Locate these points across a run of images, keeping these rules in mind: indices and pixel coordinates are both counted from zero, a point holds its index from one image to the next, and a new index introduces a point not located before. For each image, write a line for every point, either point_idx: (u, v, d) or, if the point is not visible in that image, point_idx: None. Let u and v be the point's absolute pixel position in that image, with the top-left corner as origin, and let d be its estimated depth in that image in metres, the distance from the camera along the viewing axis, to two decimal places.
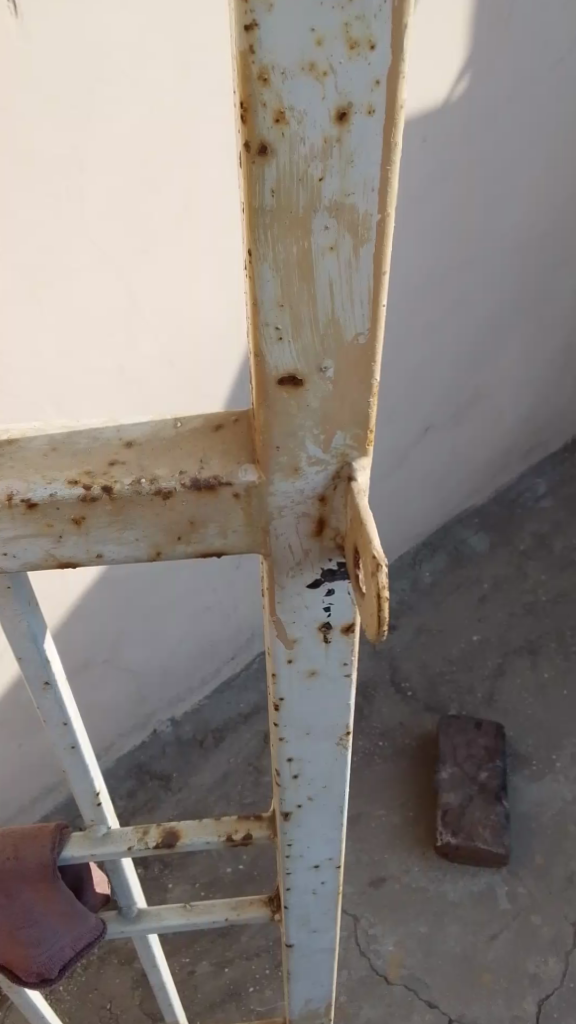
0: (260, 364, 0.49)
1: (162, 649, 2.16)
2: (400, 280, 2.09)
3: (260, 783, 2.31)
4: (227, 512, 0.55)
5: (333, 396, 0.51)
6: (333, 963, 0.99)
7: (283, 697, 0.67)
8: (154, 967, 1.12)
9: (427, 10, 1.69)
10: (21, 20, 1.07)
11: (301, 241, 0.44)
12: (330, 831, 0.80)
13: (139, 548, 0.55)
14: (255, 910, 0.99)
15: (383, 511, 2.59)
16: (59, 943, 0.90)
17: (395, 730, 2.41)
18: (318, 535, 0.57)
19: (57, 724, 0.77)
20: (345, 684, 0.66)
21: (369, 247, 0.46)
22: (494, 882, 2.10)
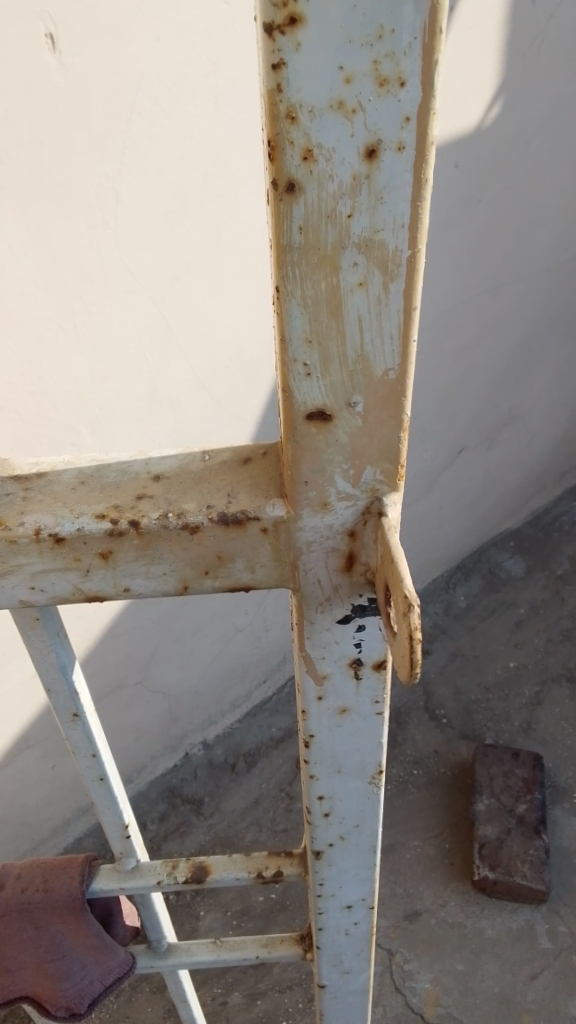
0: (288, 400, 0.49)
1: (193, 672, 2.15)
2: (433, 302, 2.08)
3: (293, 810, 2.29)
4: (255, 547, 0.54)
5: (362, 431, 0.50)
6: (367, 1004, 0.97)
7: (313, 733, 0.65)
8: (184, 1001, 1.11)
9: (458, 34, 1.70)
10: (57, 54, 1.10)
11: (329, 277, 0.44)
12: (362, 870, 0.78)
13: (167, 582, 0.55)
14: (287, 948, 0.97)
15: (416, 534, 2.57)
16: (88, 976, 0.89)
17: (429, 758, 2.37)
18: (348, 570, 0.56)
19: (85, 754, 0.76)
20: (377, 721, 0.65)
21: (398, 283, 0.45)
22: (534, 919, 2.05)
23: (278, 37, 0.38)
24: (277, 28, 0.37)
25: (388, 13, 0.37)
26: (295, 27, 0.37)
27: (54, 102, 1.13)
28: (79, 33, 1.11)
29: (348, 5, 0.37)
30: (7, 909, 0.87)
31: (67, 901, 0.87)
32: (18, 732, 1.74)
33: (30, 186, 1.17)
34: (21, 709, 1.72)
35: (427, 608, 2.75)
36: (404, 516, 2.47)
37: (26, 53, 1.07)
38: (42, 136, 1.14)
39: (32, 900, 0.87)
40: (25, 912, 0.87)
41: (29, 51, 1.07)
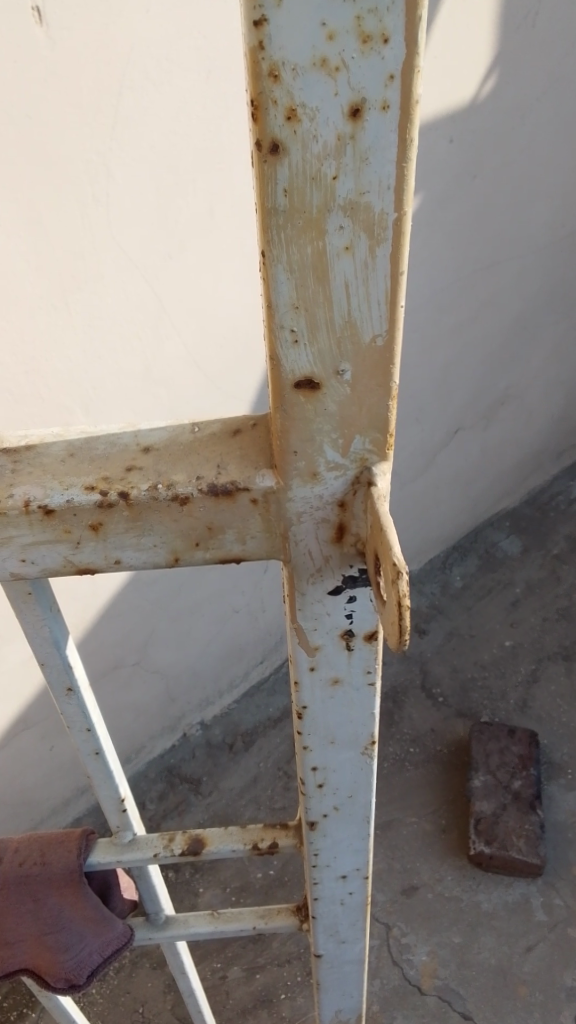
0: (276, 367, 0.49)
1: (190, 652, 2.16)
2: (427, 280, 2.07)
3: (290, 788, 2.30)
4: (245, 517, 0.54)
5: (351, 399, 0.50)
6: (363, 974, 0.98)
7: (306, 705, 0.66)
8: (182, 974, 1.12)
9: (451, 8, 1.68)
10: (45, 28, 1.09)
11: (315, 241, 0.44)
12: (357, 841, 0.79)
13: (158, 554, 0.55)
14: (284, 919, 0.98)
15: (412, 513, 2.57)
16: (87, 949, 0.90)
17: (426, 736, 2.39)
18: (338, 541, 0.56)
19: (80, 729, 0.77)
20: (370, 692, 0.65)
21: (385, 248, 0.45)
22: (530, 893, 2.07)
23: None
24: None
25: None
26: None
27: (43, 77, 1.12)
28: (67, 6, 1.09)
29: None
30: (6, 883, 0.88)
31: (66, 871, 0.88)
32: (17, 712, 1.75)
33: (20, 163, 1.16)
34: (19, 689, 1.72)
35: (423, 588, 2.76)
36: (400, 496, 2.48)
37: (13, 26, 1.06)
38: (32, 112, 1.13)
39: (31, 871, 0.88)
40: (24, 885, 0.88)
41: (16, 25, 1.06)
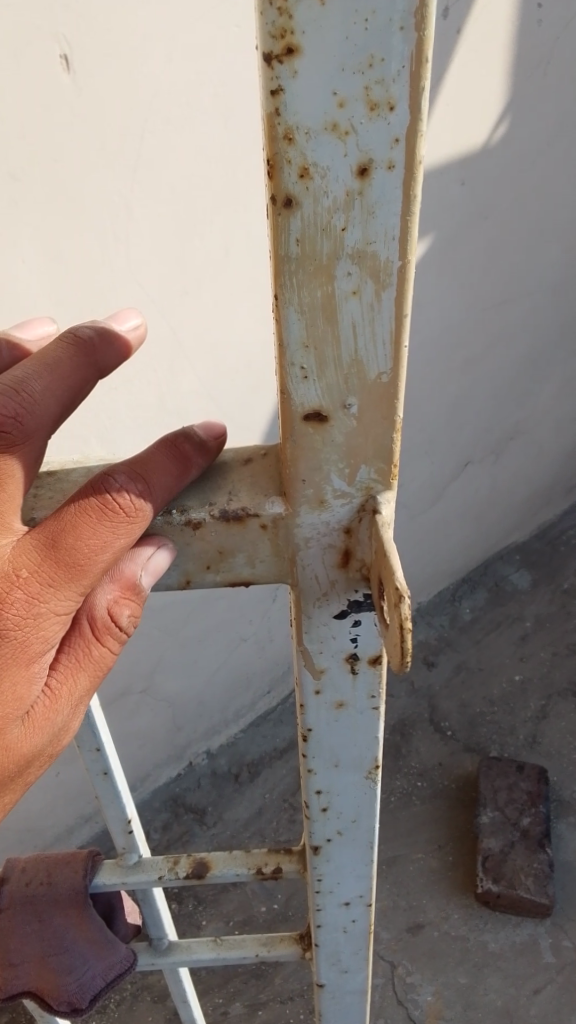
0: (287, 402, 0.52)
1: (197, 680, 2.17)
2: (437, 316, 2.10)
3: (296, 820, 2.29)
4: (254, 542, 0.57)
5: (357, 431, 0.53)
6: (366, 1005, 0.98)
7: (310, 727, 0.67)
8: (185, 1003, 1.12)
9: (465, 55, 1.73)
10: (72, 75, 1.13)
11: (324, 285, 0.47)
12: (360, 868, 0.80)
13: (171, 576, 0.60)
14: (287, 947, 0.97)
15: (421, 545, 2.59)
16: (91, 974, 0.90)
17: (433, 770, 2.38)
18: (344, 565, 0.59)
19: (90, 747, 0.81)
20: (373, 716, 0.67)
21: (390, 294, 0.48)
22: (537, 934, 2.04)
23: (277, 65, 0.40)
24: (276, 56, 0.40)
25: (378, 42, 0.40)
26: (292, 56, 0.40)
27: (68, 120, 1.16)
28: (94, 53, 1.14)
29: (341, 35, 0.40)
30: (12, 903, 0.91)
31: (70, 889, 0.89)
32: None
33: (46, 201, 1.20)
34: None
35: (432, 620, 2.77)
36: (408, 528, 2.50)
37: (41, 73, 1.10)
38: (57, 153, 1.17)
39: (37, 890, 0.90)
40: (30, 905, 0.90)
41: (46, 73, 1.11)
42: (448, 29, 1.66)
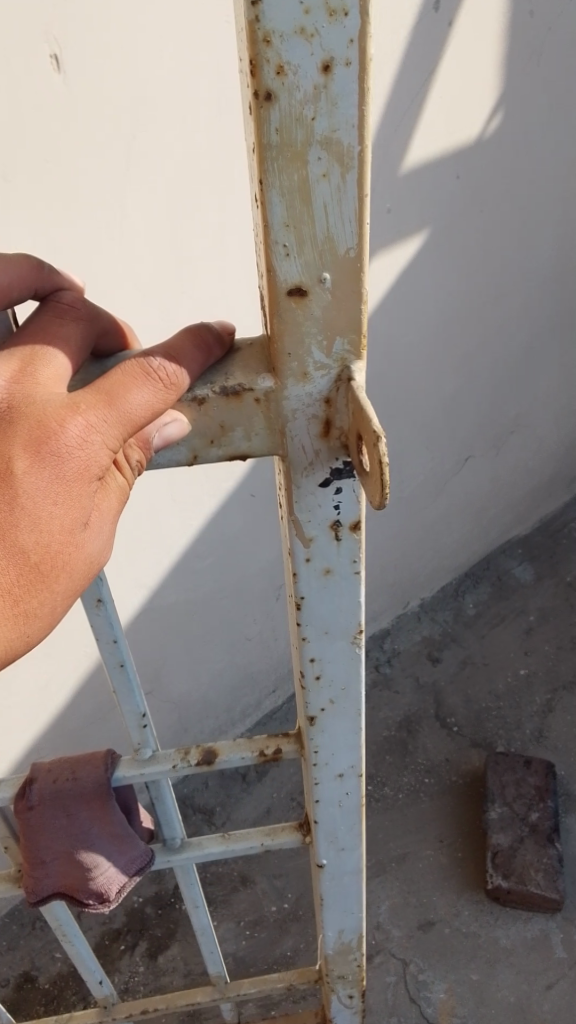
0: (273, 278, 0.63)
1: (202, 680, 2.16)
2: (435, 310, 2.09)
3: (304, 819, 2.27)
4: (250, 417, 0.69)
5: (332, 304, 0.64)
6: (361, 886, 1.11)
7: (303, 595, 0.80)
8: (195, 908, 1.28)
9: (457, 48, 1.71)
10: (62, 74, 1.14)
11: (300, 170, 0.58)
12: (350, 735, 0.93)
13: (180, 453, 0.71)
14: (287, 836, 1.13)
15: (421, 541, 2.62)
16: (115, 869, 1.09)
17: (440, 767, 2.37)
18: (325, 435, 0.71)
19: (107, 642, 0.93)
20: (355, 580, 0.79)
21: (352, 176, 0.59)
22: (549, 929, 2.03)
23: None
24: None
25: None
26: None
27: (59, 118, 1.17)
28: (86, 47, 1.14)
29: None
30: (41, 799, 1.03)
31: (96, 791, 1.04)
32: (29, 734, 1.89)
33: (40, 200, 1.21)
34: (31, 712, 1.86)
35: (436, 616, 2.79)
36: (409, 523, 2.52)
37: (29, 68, 1.11)
38: (50, 152, 1.18)
39: (67, 792, 1.03)
40: (58, 801, 1.04)
41: (36, 69, 1.12)
42: (440, 22, 1.64)
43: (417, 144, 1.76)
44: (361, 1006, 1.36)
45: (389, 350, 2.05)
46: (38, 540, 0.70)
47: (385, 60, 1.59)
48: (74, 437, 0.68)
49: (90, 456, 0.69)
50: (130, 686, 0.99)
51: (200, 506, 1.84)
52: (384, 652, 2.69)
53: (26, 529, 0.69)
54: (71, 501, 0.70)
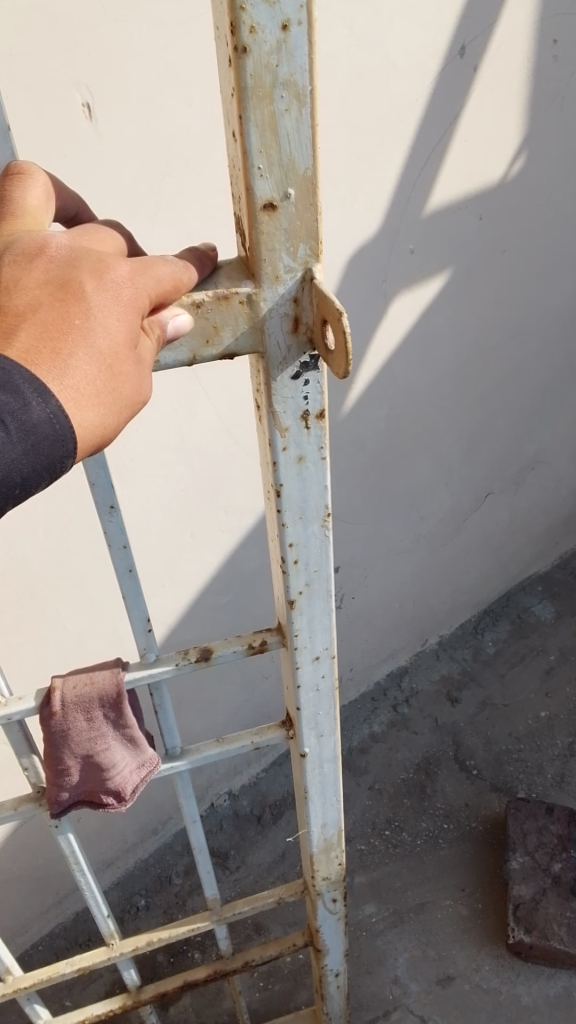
0: (251, 195, 0.79)
1: (218, 721, 2.14)
2: (456, 349, 2.08)
3: None
4: (235, 316, 0.85)
5: (295, 215, 0.81)
6: (337, 774, 1.30)
7: (282, 482, 0.97)
8: (193, 823, 1.42)
9: (481, 96, 1.70)
10: (93, 122, 1.22)
11: (268, 106, 0.76)
12: (323, 615, 1.10)
13: (182, 353, 0.85)
14: (272, 735, 1.28)
15: (441, 577, 2.58)
16: (130, 766, 1.22)
17: (459, 811, 2.32)
18: (295, 330, 0.87)
19: (119, 546, 1.04)
20: (322, 465, 0.97)
21: (306, 109, 0.77)
22: (572, 986, 1.97)
23: None
24: None
25: None
26: None
27: (88, 165, 1.25)
28: (113, 101, 1.23)
29: None
30: (64, 703, 1.13)
31: (111, 700, 1.15)
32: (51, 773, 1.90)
33: None
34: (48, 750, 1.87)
35: (455, 653, 2.75)
36: (428, 561, 2.48)
37: (63, 118, 1.20)
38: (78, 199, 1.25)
39: (86, 702, 1.14)
40: (79, 704, 1.14)
41: (67, 117, 1.20)
42: (464, 69, 1.63)
43: (439, 189, 1.75)
44: (344, 913, 1.53)
45: (409, 389, 2.04)
46: (107, 349, 0.76)
47: (409, 108, 1.59)
48: (125, 274, 0.78)
49: (138, 288, 0.78)
50: (138, 593, 1.09)
51: (218, 548, 1.82)
52: (402, 692, 2.64)
53: (97, 338, 0.76)
54: (130, 320, 0.77)
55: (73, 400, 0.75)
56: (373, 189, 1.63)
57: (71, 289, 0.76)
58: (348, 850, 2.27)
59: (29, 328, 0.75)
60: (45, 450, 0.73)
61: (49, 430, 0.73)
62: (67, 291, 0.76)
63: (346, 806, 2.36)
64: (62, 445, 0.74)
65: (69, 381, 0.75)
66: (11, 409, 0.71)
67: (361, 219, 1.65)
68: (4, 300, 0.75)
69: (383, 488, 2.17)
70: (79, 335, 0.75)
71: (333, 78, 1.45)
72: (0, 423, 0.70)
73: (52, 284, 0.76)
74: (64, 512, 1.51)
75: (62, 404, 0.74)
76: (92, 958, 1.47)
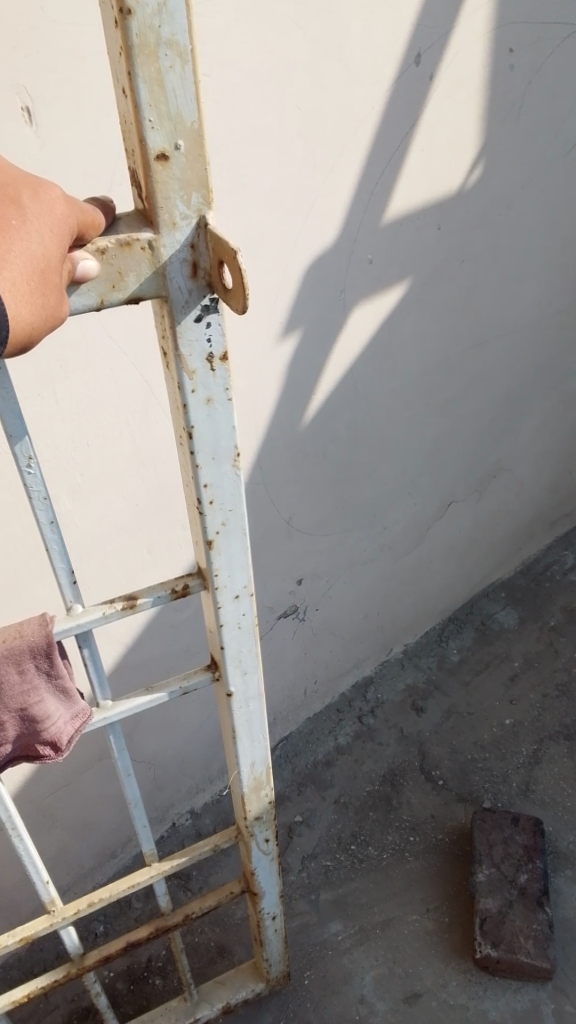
0: (145, 145, 0.89)
1: (178, 738, 2.13)
2: (416, 357, 2.06)
3: (285, 881, 2.21)
4: (139, 261, 0.94)
5: (186, 164, 0.91)
6: (261, 706, 1.42)
7: (194, 424, 1.06)
8: (128, 777, 1.48)
9: (439, 103, 1.69)
10: (34, 127, 1.18)
11: (154, 64, 0.85)
12: (240, 552, 1.21)
13: (91, 296, 0.95)
14: (198, 676, 1.37)
15: (404, 586, 2.57)
16: (64, 717, 1.24)
17: (425, 823, 2.30)
18: (194, 274, 0.97)
19: (39, 496, 1.10)
20: (229, 404, 1.07)
21: (189, 66, 0.87)
22: (539, 999, 1.95)
23: None
24: None
25: None
26: None
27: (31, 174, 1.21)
28: (57, 109, 1.19)
29: None
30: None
31: (43, 649, 1.16)
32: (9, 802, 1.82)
33: None
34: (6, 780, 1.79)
35: (419, 662, 2.73)
36: (391, 570, 2.46)
37: (5, 127, 1.16)
38: None
39: (16, 652, 1.15)
40: (10, 659, 1.15)
41: (8, 123, 1.16)
42: (421, 75, 1.62)
43: (398, 196, 1.73)
44: (275, 850, 1.66)
45: (369, 399, 2.02)
46: (40, 253, 0.85)
47: (366, 116, 1.57)
48: (58, 198, 0.89)
49: (68, 212, 0.89)
50: (60, 545, 1.14)
51: (178, 564, 1.79)
52: (367, 703, 2.62)
53: (31, 240, 0.85)
54: (61, 233, 0.87)
55: (9, 289, 0.83)
56: (331, 197, 1.60)
57: (10, 199, 0.86)
58: (314, 866, 2.24)
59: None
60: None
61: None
62: (5, 195, 0.86)
63: (311, 821, 2.34)
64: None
65: (7, 271, 0.83)
66: None
67: (319, 226, 1.62)
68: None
69: (346, 498, 2.15)
70: (15, 233, 0.84)
71: (290, 85, 1.42)
72: None
73: None
74: (11, 532, 1.49)
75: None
76: (34, 928, 1.56)
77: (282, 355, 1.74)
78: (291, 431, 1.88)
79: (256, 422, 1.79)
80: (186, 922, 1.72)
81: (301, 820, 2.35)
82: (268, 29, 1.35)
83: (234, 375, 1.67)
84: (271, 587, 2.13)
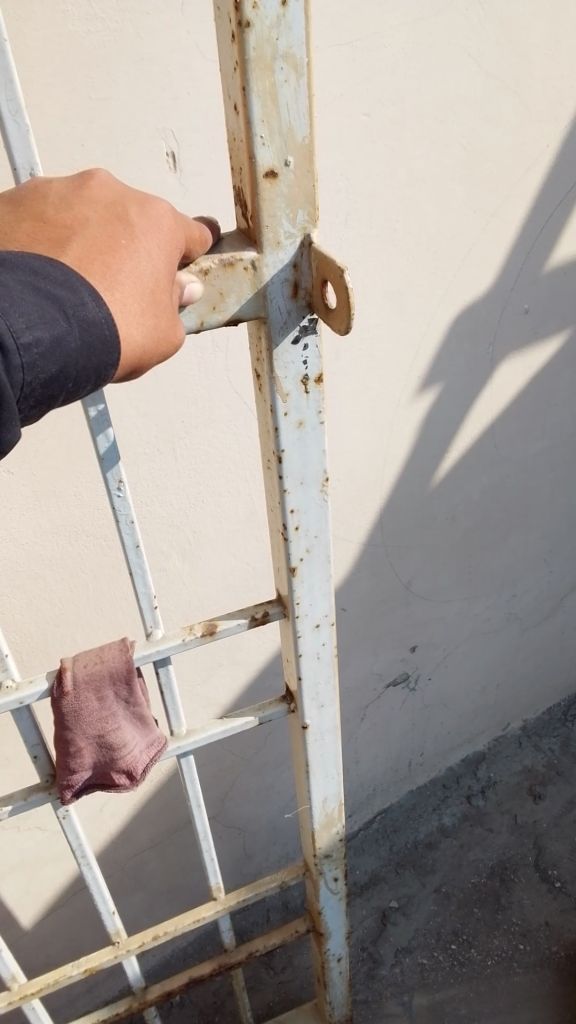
0: (253, 163, 0.80)
1: (272, 805, 1.99)
2: (567, 414, 1.86)
3: (375, 975, 2.04)
4: (240, 282, 0.86)
5: (294, 181, 0.82)
6: (336, 744, 1.32)
7: (283, 448, 0.98)
8: (197, 809, 1.41)
9: None
10: (178, 173, 1.09)
11: (269, 78, 0.77)
12: (323, 581, 1.11)
13: (191, 320, 0.86)
14: (274, 709, 1.28)
15: (530, 659, 2.34)
16: (140, 745, 1.16)
17: (538, 931, 2.08)
18: (295, 294, 0.88)
19: (126, 521, 1.00)
20: (321, 429, 0.98)
21: (303, 80, 0.78)
22: None
23: None
24: None
25: None
26: None
27: None
28: (203, 150, 1.09)
29: None
30: (75, 682, 1.08)
31: (123, 675, 1.09)
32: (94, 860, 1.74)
33: None
34: (92, 838, 1.71)
35: (541, 743, 2.48)
36: (518, 640, 2.25)
37: (143, 170, 1.07)
38: None
39: (97, 677, 1.08)
40: (89, 683, 1.08)
41: (146, 164, 1.06)
42: None
43: (566, 241, 1.55)
44: (344, 891, 1.56)
45: (509, 458, 1.84)
46: (150, 273, 0.76)
47: (538, 157, 1.41)
48: (166, 210, 0.80)
49: (174, 223, 0.80)
50: (143, 572, 1.05)
51: None
52: (477, 782, 2.40)
53: (140, 260, 0.76)
54: (171, 251, 0.78)
55: (121, 314, 0.75)
56: (489, 245, 1.45)
57: (118, 215, 0.77)
58: (408, 962, 2.05)
59: (79, 240, 0.75)
60: (96, 351, 0.73)
61: (100, 331, 0.73)
62: (113, 214, 0.77)
63: (408, 911, 2.14)
64: (109, 350, 0.74)
65: (117, 292, 0.75)
66: (69, 303, 0.72)
67: (474, 275, 1.47)
68: (53, 212, 0.76)
69: (473, 564, 1.96)
70: (125, 253, 0.75)
71: (457, 123, 1.28)
72: (62, 313, 0.71)
73: (103, 206, 0.77)
74: (118, 589, 1.40)
75: (111, 312, 0.74)
76: (99, 960, 1.50)
77: (416, 412, 1.59)
78: (421, 492, 1.73)
79: (383, 480, 1.64)
80: (249, 962, 1.64)
81: (397, 907, 2.16)
82: (439, 63, 1.22)
83: (363, 428, 1.53)
84: (383, 654, 1.97)
